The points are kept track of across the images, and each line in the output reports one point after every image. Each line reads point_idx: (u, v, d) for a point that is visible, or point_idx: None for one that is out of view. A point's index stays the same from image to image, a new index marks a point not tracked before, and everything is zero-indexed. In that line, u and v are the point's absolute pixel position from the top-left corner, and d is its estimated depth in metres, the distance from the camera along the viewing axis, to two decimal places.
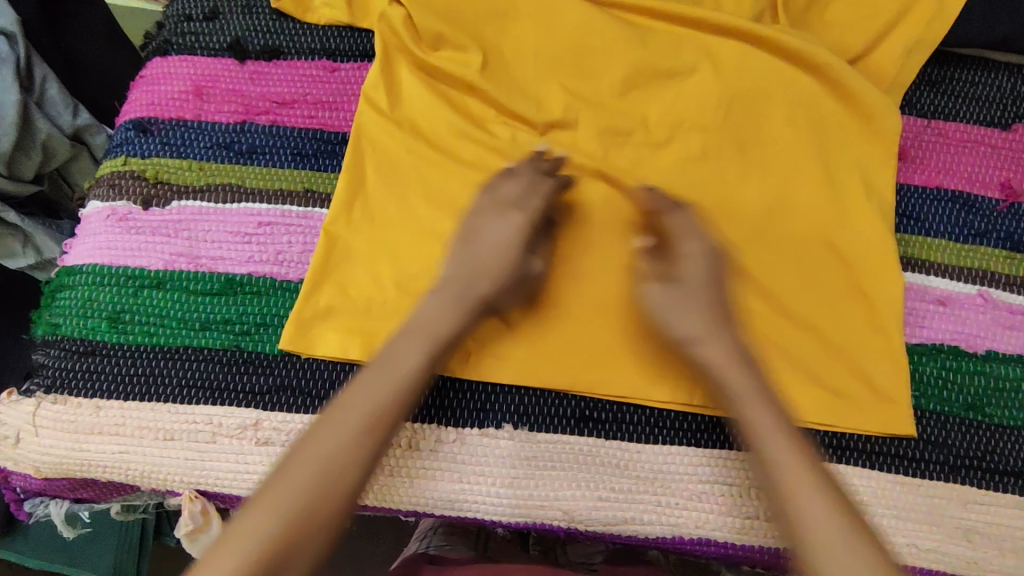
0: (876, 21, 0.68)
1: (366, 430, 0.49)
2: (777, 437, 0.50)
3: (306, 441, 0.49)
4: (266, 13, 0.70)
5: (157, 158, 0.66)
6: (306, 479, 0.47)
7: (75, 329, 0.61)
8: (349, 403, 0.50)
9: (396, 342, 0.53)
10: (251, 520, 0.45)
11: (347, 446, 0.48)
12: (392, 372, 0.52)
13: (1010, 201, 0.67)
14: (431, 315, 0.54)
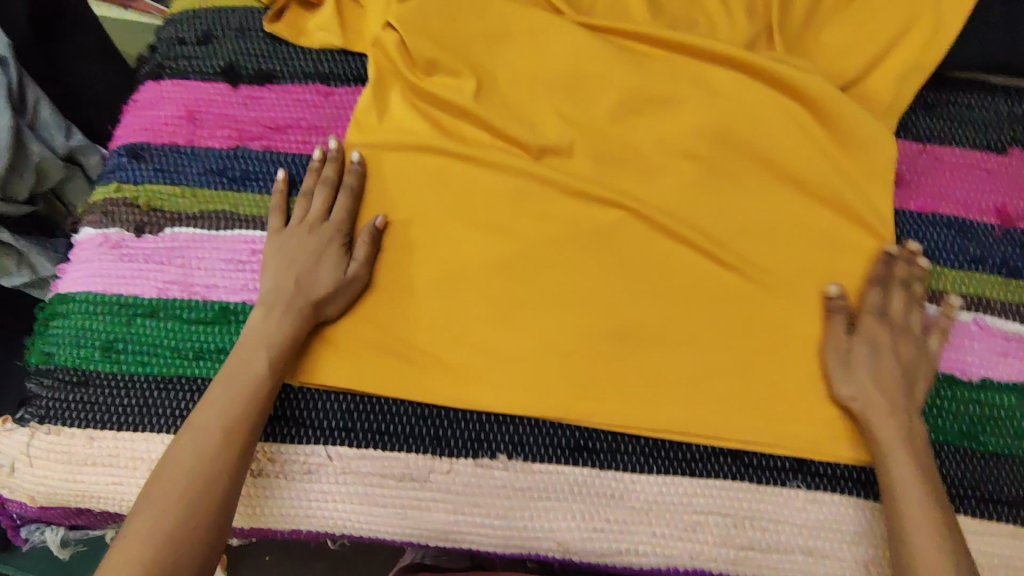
0: (871, 46, 0.68)
1: (216, 442, 0.52)
2: (916, 480, 0.53)
3: (168, 456, 0.52)
4: (260, 36, 0.70)
5: (150, 184, 0.65)
6: (170, 490, 0.49)
7: (68, 359, 0.61)
8: (200, 417, 0.53)
9: (243, 353, 0.56)
10: (136, 530, 0.48)
11: (195, 458, 0.51)
12: (240, 384, 0.54)
13: (1006, 226, 0.66)
14: (268, 326, 0.57)
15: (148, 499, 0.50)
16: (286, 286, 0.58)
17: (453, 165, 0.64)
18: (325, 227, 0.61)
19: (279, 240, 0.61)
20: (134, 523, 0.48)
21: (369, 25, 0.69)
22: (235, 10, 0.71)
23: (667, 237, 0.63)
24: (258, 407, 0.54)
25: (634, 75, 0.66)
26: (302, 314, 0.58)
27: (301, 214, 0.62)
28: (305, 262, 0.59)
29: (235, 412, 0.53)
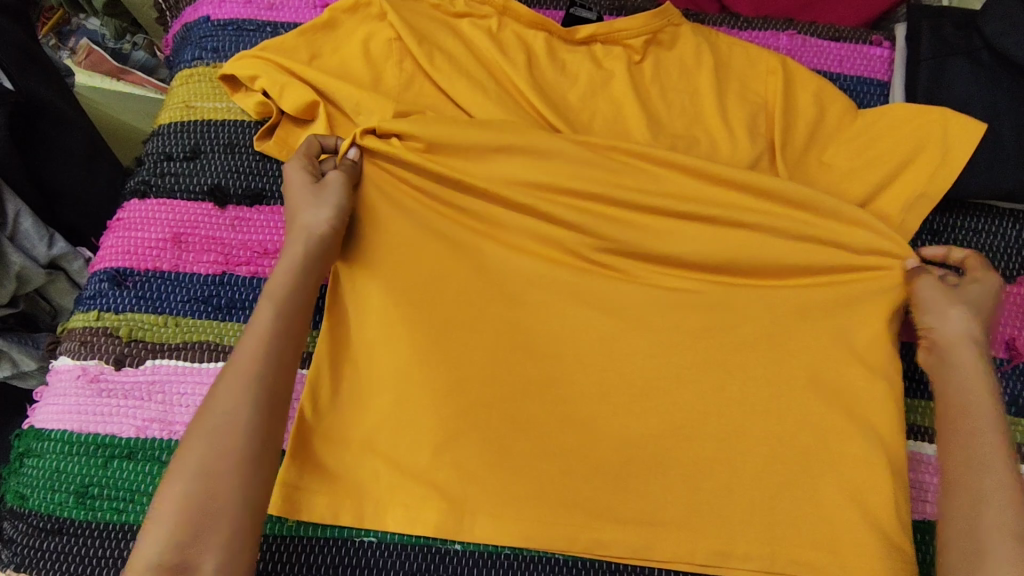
0: (878, 171, 0.66)
1: (256, 389, 0.52)
2: (992, 427, 0.55)
3: (205, 406, 0.51)
4: (249, 153, 0.68)
5: (131, 313, 0.63)
6: (203, 443, 0.49)
7: (41, 504, 0.58)
8: (239, 365, 0.53)
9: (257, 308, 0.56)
10: (176, 489, 0.48)
11: (234, 405, 0.51)
12: (255, 335, 0.54)
13: (1015, 361, 0.64)
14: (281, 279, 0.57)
15: (183, 452, 0.49)
16: (298, 228, 0.59)
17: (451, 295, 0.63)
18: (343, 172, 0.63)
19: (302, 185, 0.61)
20: (170, 480, 0.48)
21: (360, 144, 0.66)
22: (224, 123, 0.69)
23: (666, 377, 0.61)
24: (285, 354, 0.54)
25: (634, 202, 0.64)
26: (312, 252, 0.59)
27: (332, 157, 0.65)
28: (324, 202, 0.60)
29: (267, 358, 0.53)
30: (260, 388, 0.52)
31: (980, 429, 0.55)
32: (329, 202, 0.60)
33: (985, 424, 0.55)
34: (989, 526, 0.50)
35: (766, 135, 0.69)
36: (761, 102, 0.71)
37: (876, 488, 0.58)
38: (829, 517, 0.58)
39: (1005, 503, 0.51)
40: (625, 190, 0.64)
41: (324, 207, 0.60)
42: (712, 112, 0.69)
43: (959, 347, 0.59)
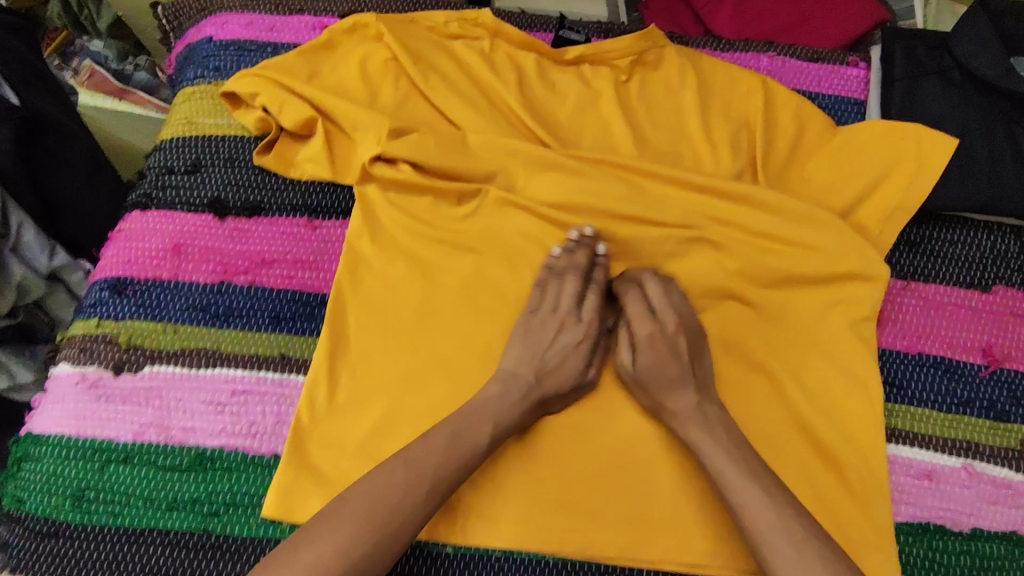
0: (856, 184, 0.69)
1: (418, 491, 0.52)
2: (725, 457, 0.57)
3: (359, 484, 0.52)
4: (249, 167, 0.70)
5: (131, 321, 0.64)
6: (352, 521, 0.49)
7: (38, 507, 0.59)
8: (411, 458, 0.53)
9: (468, 413, 0.57)
10: (312, 550, 0.48)
11: (406, 497, 0.51)
12: (466, 443, 0.55)
13: (992, 367, 0.66)
14: (492, 396, 0.58)
15: (329, 516, 0.50)
16: (523, 373, 0.60)
17: (445, 300, 0.65)
18: (577, 326, 0.63)
19: (427, 277, 0.65)
20: (309, 542, 0.48)
21: (357, 158, 0.69)
22: (225, 138, 0.71)
23: None
24: (462, 474, 0.54)
25: (621, 214, 0.67)
26: (535, 403, 0.59)
27: (555, 296, 0.63)
28: (546, 356, 0.61)
29: (444, 473, 0.53)
30: (429, 491, 0.52)
31: (729, 481, 0.55)
32: (524, 347, 0.61)
33: (705, 441, 0.58)
34: (758, 519, 0.53)
35: (748, 150, 0.72)
36: (743, 119, 0.73)
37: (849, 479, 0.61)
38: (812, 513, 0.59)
39: (793, 555, 0.50)
40: (613, 202, 0.67)
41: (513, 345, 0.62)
42: (697, 129, 0.72)
43: (643, 355, 0.62)
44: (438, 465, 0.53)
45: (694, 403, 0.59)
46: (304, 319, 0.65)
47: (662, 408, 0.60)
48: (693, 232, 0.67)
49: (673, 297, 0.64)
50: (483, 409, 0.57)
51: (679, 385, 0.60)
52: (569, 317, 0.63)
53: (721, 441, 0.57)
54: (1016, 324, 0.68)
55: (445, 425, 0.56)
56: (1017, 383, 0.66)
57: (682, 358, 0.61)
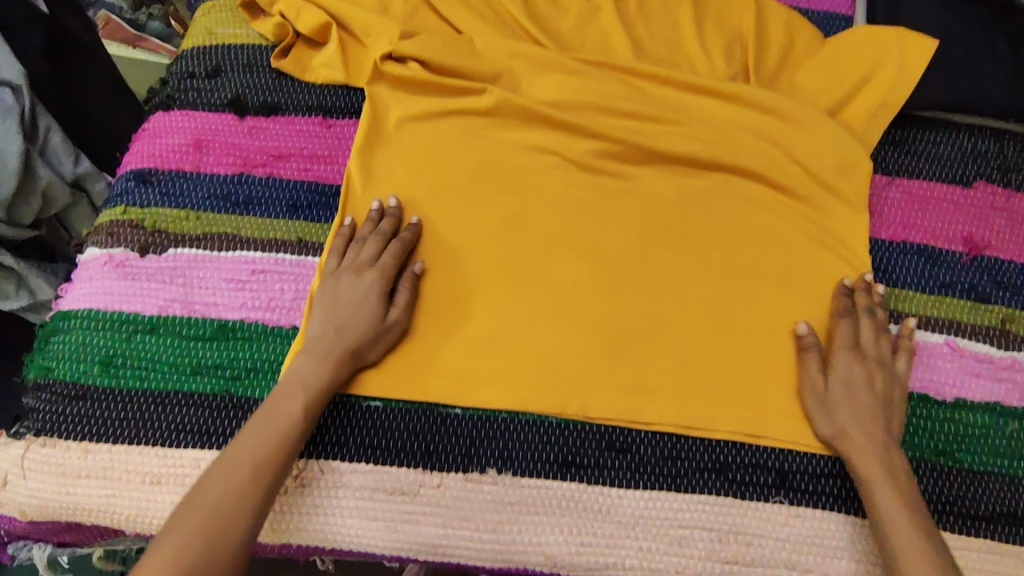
0: (842, 84, 0.73)
1: (252, 479, 0.53)
2: (889, 482, 0.56)
3: (197, 491, 0.52)
4: (266, 71, 0.74)
5: (155, 207, 0.68)
6: (188, 535, 0.50)
7: (66, 373, 0.62)
8: (232, 455, 0.54)
9: (280, 400, 0.57)
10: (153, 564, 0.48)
11: (228, 493, 0.52)
12: (276, 427, 0.55)
13: (973, 255, 0.70)
14: (305, 367, 0.58)
15: (174, 526, 0.50)
16: (327, 334, 0.60)
17: (453, 188, 0.68)
18: (366, 274, 0.62)
19: (333, 283, 0.62)
20: (147, 561, 0.49)
21: (369, 60, 0.73)
22: (244, 46, 0.75)
23: (651, 260, 0.66)
24: (286, 449, 0.55)
25: (620, 109, 0.70)
26: (341, 363, 0.59)
27: (352, 260, 0.63)
28: (343, 313, 0.60)
29: (267, 454, 0.54)
30: (252, 481, 0.53)
31: (875, 499, 0.55)
32: (352, 320, 0.60)
33: (873, 466, 0.57)
34: (896, 533, 0.53)
35: (741, 56, 0.76)
36: (737, 28, 0.77)
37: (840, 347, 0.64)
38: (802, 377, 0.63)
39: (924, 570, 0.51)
40: (613, 98, 0.70)
41: (342, 310, 0.60)
42: (692, 36, 0.76)
43: (845, 372, 0.60)
44: (250, 460, 0.53)
45: (883, 443, 0.58)
46: (320, 206, 0.68)
47: (840, 437, 0.59)
48: (688, 126, 0.70)
49: (867, 337, 0.62)
50: (287, 381, 0.58)
51: (847, 409, 0.59)
52: (374, 271, 0.62)
53: (891, 470, 0.56)
54: (997, 216, 0.71)
55: (256, 420, 0.56)
56: (997, 269, 0.69)
57: (877, 394, 0.60)
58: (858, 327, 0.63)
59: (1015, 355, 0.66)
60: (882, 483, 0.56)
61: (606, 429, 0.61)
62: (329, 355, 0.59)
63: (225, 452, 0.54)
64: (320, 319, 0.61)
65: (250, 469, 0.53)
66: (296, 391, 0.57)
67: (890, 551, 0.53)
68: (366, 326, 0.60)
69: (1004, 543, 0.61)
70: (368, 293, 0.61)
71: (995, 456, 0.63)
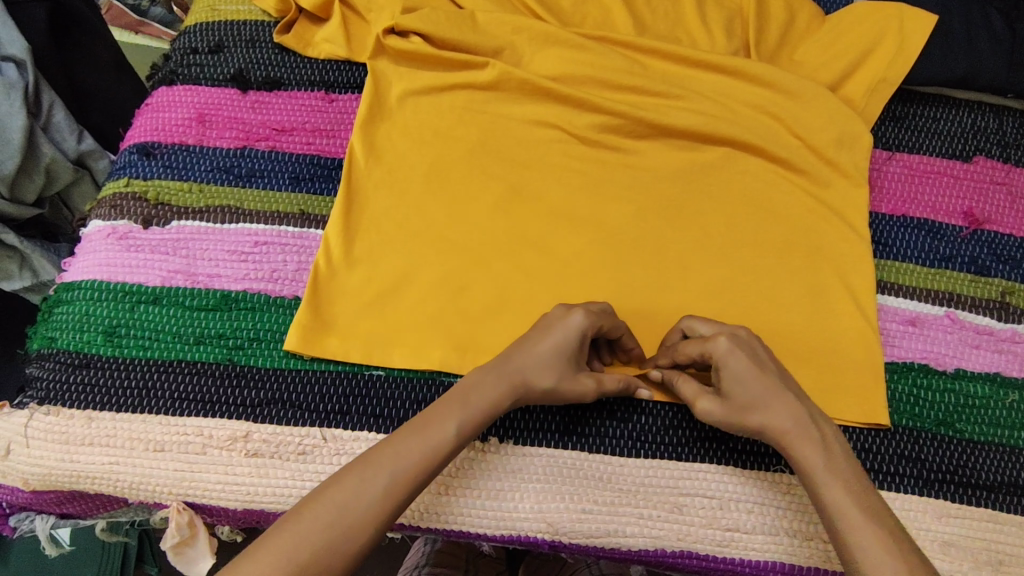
0: (843, 59, 0.73)
1: (386, 489, 0.47)
2: (827, 471, 0.50)
3: (322, 488, 0.46)
4: (269, 47, 0.74)
5: (158, 180, 0.68)
6: (300, 543, 0.43)
7: (70, 343, 0.62)
8: (372, 457, 0.48)
9: (437, 410, 0.51)
10: (262, 558, 0.42)
11: (359, 506, 0.45)
12: (427, 441, 0.49)
13: (973, 228, 0.70)
14: (478, 382, 0.52)
15: (281, 526, 0.44)
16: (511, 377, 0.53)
17: (456, 160, 0.68)
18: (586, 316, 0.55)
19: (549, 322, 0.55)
20: (258, 550, 0.43)
21: (371, 35, 0.73)
22: (246, 23, 0.75)
23: (652, 233, 0.67)
24: (432, 472, 0.49)
25: (622, 84, 0.71)
26: (514, 391, 0.53)
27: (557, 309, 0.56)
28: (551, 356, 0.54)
29: (409, 467, 0.48)
30: (383, 494, 0.46)
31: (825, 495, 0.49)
32: (558, 362, 0.54)
33: (809, 452, 0.51)
34: (851, 525, 0.48)
35: (742, 33, 0.76)
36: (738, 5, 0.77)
37: (840, 319, 0.64)
38: (801, 346, 0.63)
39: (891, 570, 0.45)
40: (614, 73, 0.71)
41: (538, 354, 0.54)
42: (693, 13, 0.76)
43: (734, 365, 0.53)
44: (394, 475, 0.47)
45: (805, 416, 0.52)
46: (322, 179, 0.69)
47: (766, 429, 0.53)
48: (690, 101, 0.71)
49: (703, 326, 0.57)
50: (475, 397, 0.51)
51: (754, 396, 0.53)
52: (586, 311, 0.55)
53: (825, 449, 0.51)
54: (997, 190, 0.71)
55: (411, 426, 0.50)
56: (996, 242, 0.70)
57: (770, 374, 0.54)
58: (693, 328, 0.58)
59: (1014, 327, 0.66)
60: (824, 472, 0.50)
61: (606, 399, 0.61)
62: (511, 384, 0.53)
63: (368, 455, 0.48)
64: (525, 343, 0.55)
65: (392, 488, 0.47)
66: (467, 410, 0.51)
67: (846, 542, 0.48)
68: (561, 371, 0.54)
69: (1006, 512, 0.60)
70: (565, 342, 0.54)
71: (996, 426, 0.63)
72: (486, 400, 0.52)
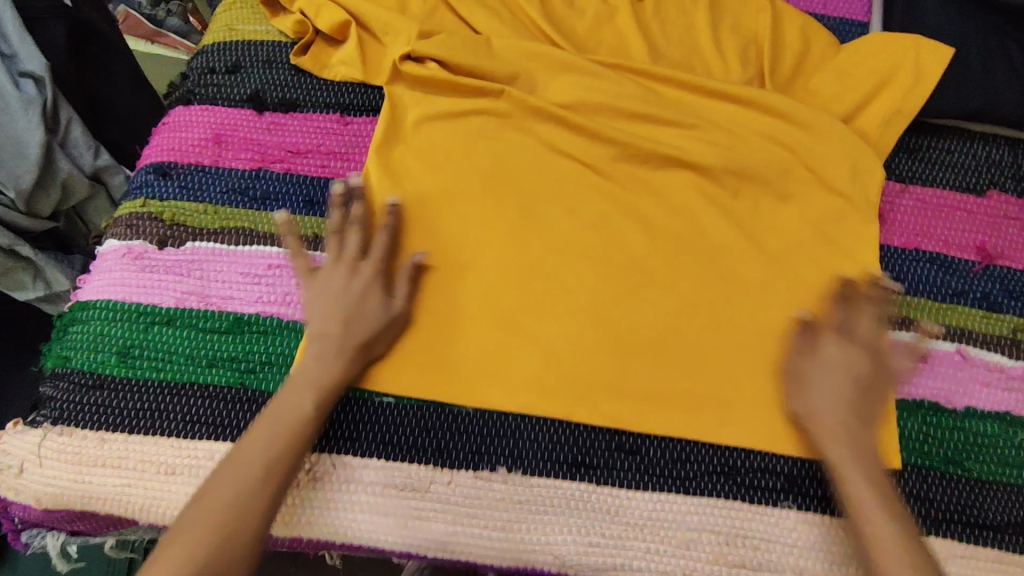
0: (858, 91, 0.73)
1: (249, 479, 0.53)
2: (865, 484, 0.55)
3: (216, 475, 0.53)
4: (286, 68, 0.75)
5: (174, 201, 0.69)
6: (205, 521, 0.51)
7: (84, 363, 0.63)
8: (246, 447, 0.54)
9: (288, 395, 0.57)
10: (167, 563, 0.49)
11: (239, 482, 0.53)
12: (285, 421, 0.56)
13: (986, 263, 0.70)
14: (315, 357, 0.59)
15: (190, 515, 0.51)
16: (332, 330, 0.59)
17: (469, 185, 0.69)
18: (363, 269, 0.62)
19: (314, 281, 0.62)
20: (170, 545, 0.50)
21: (387, 59, 0.73)
22: (264, 43, 0.76)
23: (662, 261, 0.67)
24: (302, 448, 0.56)
25: (636, 112, 0.71)
26: (353, 354, 0.59)
27: (340, 252, 0.63)
28: (337, 301, 0.60)
29: (276, 447, 0.55)
30: (264, 474, 0.53)
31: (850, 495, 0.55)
32: (334, 302, 0.60)
33: (840, 451, 0.57)
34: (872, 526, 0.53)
35: (757, 61, 0.76)
36: (754, 34, 0.77)
37: None
38: None
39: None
40: (629, 102, 0.71)
41: (321, 300, 0.61)
42: (708, 40, 0.76)
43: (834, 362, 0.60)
44: (260, 454, 0.54)
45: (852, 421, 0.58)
46: (335, 203, 0.69)
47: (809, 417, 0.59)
48: (702, 130, 0.71)
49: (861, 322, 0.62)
50: (305, 360, 0.59)
51: (813, 387, 0.59)
52: (369, 261, 0.63)
53: (863, 466, 0.56)
54: (1010, 225, 0.71)
55: (269, 411, 0.56)
56: (1010, 278, 0.69)
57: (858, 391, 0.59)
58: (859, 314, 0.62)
59: None
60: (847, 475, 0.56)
61: (615, 430, 0.62)
62: (332, 339, 0.59)
63: (241, 444, 0.55)
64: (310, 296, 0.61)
65: (272, 465, 0.54)
66: (313, 385, 0.57)
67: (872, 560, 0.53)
68: (364, 300, 0.61)
69: (1014, 553, 0.60)
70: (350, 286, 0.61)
71: (1006, 465, 0.63)
72: (319, 364, 0.58)
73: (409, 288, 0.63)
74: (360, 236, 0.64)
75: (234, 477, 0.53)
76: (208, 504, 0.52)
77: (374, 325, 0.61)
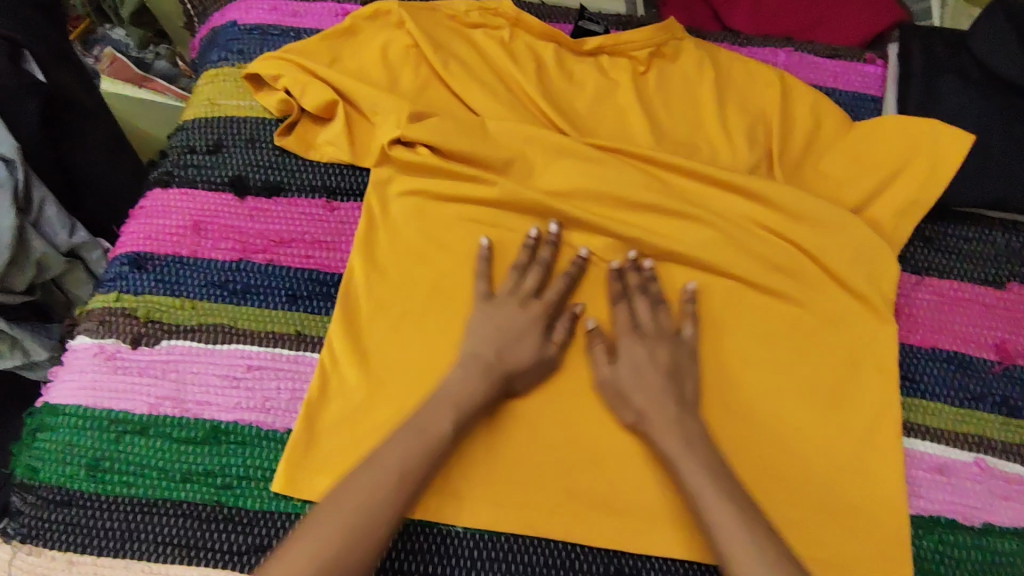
0: (871, 178, 0.70)
1: (390, 491, 0.51)
2: None
3: (341, 484, 0.51)
4: (270, 149, 0.71)
5: (150, 295, 0.65)
6: (326, 539, 0.48)
7: (52, 477, 0.59)
8: (376, 459, 0.52)
9: (431, 411, 0.55)
10: None
11: (366, 500, 0.50)
12: (428, 437, 0.54)
13: (1006, 364, 0.66)
14: (462, 382, 0.57)
15: (302, 531, 0.49)
16: (483, 352, 0.59)
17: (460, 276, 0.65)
18: (534, 305, 0.62)
19: (489, 310, 0.62)
20: (282, 558, 0.47)
21: (376, 141, 0.70)
22: (248, 120, 0.73)
23: None
24: (433, 465, 0.53)
25: (637, 201, 0.67)
26: (498, 381, 0.58)
27: (513, 287, 0.63)
28: (507, 335, 0.60)
29: (416, 459, 0.53)
30: (394, 490, 0.51)
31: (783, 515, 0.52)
32: (524, 333, 0.60)
33: None
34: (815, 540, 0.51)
35: (765, 142, 0.72)
36: (761, 113, 0.74)
37: (865, 470, 0.60)
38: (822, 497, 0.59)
39: None
40: (630, 190, 0.67)
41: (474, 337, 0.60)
42: (714, 120, 0.73)
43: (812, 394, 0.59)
44: (396, 467, 0.52)
45: None
46: (319, 299, 0.66)
47: None
48: (707, 220, 0.67)
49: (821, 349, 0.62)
50: (450, 385, 0.57)
51: None
52: (540, 304, 0.62)
53: None
54: None
55: (410, 423, 0.55)
56: None
57: None
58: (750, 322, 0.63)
59: None
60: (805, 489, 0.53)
61: (614, 551, 0.58)
62: (473, 369, 0.58)
63: (370, 460, 0.52)
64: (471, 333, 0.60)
65: (403, 479, 0.52)
66: (441, 409, 0.55)
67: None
68: (526, 336, 0.60)
69: None
70: (520, 316, 0.61)
71: None
72: (450, 392, 0.56)
73: (569, 329, 0.63)
74: (539, 273, 0.64)
75: (356, 492, 0.50)
76: (318, 521, 0.49)
77: (531, 362, 0.60)
